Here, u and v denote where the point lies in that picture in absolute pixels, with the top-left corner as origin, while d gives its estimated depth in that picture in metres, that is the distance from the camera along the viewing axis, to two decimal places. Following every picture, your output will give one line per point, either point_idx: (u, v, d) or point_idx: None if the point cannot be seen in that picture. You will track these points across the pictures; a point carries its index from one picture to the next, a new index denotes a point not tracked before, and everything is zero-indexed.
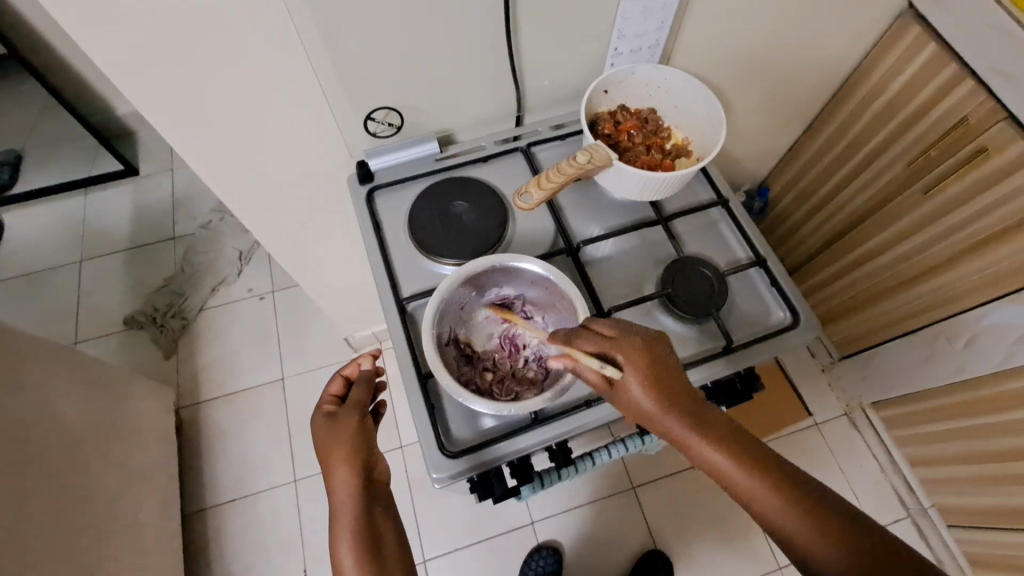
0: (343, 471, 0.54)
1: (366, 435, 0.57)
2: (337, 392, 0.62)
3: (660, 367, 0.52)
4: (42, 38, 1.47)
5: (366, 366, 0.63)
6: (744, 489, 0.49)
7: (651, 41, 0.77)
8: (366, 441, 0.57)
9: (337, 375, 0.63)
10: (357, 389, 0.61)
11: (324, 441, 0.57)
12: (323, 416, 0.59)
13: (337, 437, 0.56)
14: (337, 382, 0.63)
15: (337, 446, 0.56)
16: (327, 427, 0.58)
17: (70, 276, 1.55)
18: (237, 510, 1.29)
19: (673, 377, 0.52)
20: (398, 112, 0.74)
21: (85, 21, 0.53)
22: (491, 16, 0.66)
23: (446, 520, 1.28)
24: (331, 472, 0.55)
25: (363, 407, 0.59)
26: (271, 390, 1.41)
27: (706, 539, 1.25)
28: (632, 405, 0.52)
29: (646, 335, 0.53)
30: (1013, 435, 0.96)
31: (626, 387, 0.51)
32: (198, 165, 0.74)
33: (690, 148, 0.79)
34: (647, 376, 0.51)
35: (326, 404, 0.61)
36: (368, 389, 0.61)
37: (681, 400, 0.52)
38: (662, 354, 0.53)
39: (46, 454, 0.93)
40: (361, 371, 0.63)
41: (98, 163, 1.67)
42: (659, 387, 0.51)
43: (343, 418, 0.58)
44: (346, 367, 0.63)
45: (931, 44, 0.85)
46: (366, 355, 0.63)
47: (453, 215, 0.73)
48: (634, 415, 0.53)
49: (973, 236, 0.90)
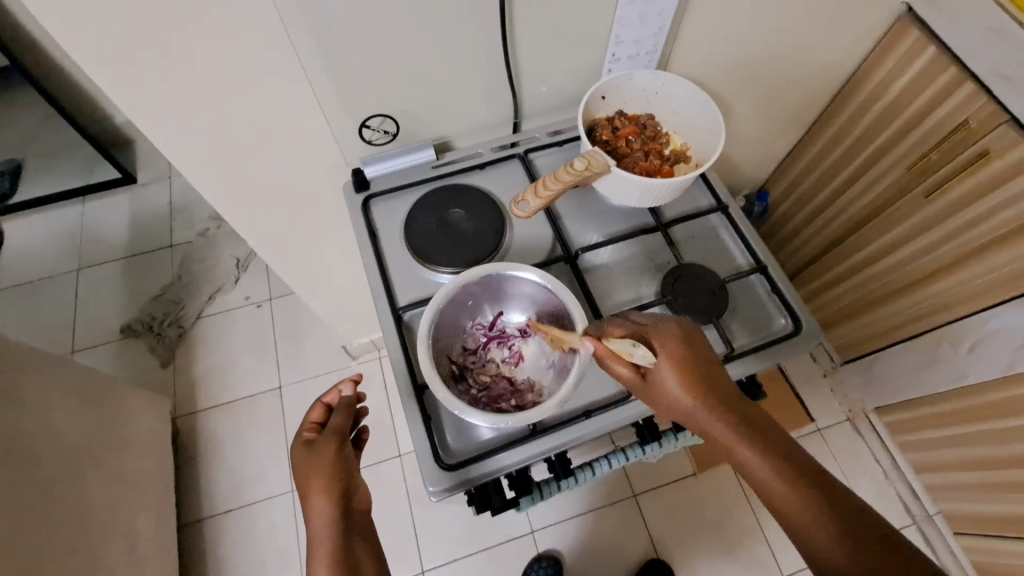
0: (321, 498, 0.53)
1: (344, 462, 0.56)
2: (318, 418, 0.61)
3: (694, 353, 0.52)
4: (39, 46, 1.46)
5: (347, 392, 0.63)
6: (766, 481, 0.48)
7: (648, 46, 0.76)
8: (343, 470, 0.55)
9: (318, 402, 0.62)
10: (336, 415, 0.60)
11: (302, 469, 0.56)
12: (302, 445, 0.58)
13: (314, 465, 0.55)
14: (317, 409, 0.62)
15: (314, 474, 0.54)
16: (305, 454, 0.56)
17: (67, 284, 1.54)
18: (234, 520, 1.28)
19: (707, 365, 0.52)
20: (394, 119, 0.73)
21: (77, 29, 0.53)
22: (487, 22, 0.65)
23: (445, 528, 1.26)
24: (309, 502, 0.53)
25: (341, 434, 0.58)
26: (268, 398, 1.40)
27: (707, 548, 1.23)
28: (665, 394, 0.52)
29: (680, 321, 0.54)
30: (1020, 441, 0.95)
31: (658, 374, 0.52)
32: (191, 173, 0.73)
33: (688, 154, 0.78)
34: (678, 365, 0.51)
35: (306, 431, 0.60)
36: (348, 415, 0.60)
37: (715, 387, 0.51)
38: (696, 344, 0.53)
39: (41, 465, 0.92)
40: (342, 398, 0.62)
41: (95, 171, 1.66)
42: (692, 375, 0.51)
43: (322, 445, 0.57)
44: (327, 395, 0.62)
45: (931, 47, 0.84)
46: (347, 381, 0.63)
47: (450, 222, 0.72)
48: (663, 406, 0.52)
49: (977, 239, 0.89)
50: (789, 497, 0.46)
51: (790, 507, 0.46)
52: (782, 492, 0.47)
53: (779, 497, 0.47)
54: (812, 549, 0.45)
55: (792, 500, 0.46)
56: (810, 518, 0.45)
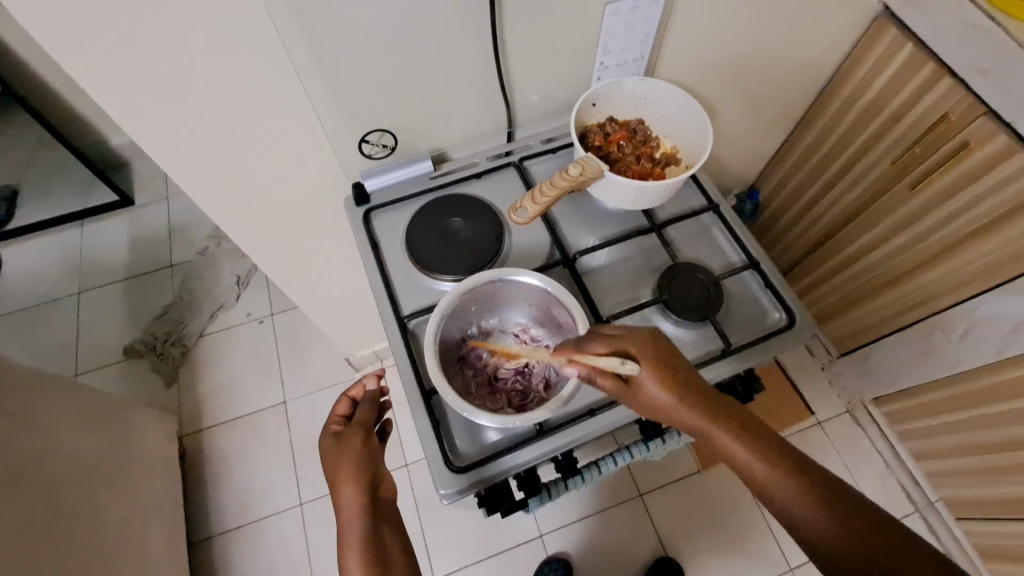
0: (351, 486, 0.54)
1: (372, 452, 0.58)
2: (344, 412, 0.63)
3: (669, 358, 0.54)
4: (35, 73, 1.48)
5: (372, 386, 0.65)
6: (752, 470, 0.50)
7: (635, 54, 0.79)
8: (371, 460, 0.57)
9: (343, 396, 0.64)
10: (363, 408, 0.62)
11: (331, 458, 0.57)
12: (330, 436, 0.59)
13: (345, 455, 0.57)
14: (343, 403, 0.63)
15: (344, 463, 0.56)
16: (335, 445, 0.58)
17: (68, 307, 1.55)
18: (243, 537, 1.28)
19: (686, 368, 0.54)
20: (392, 133, 0.76)
21: (86, 52, 0.55)
22: (479, 37, 0.67)
23: (455, 535, 1.27)
24: (339, 489, 0.55)
25: (369, 426, 0.60)
26: (272, 414, 1.41)
27: (715, 544, 1.24)
28: (651, 400, 0.53)
29: (651, 330, 0.56)
30: (1017, 424, 0.97)
31: (643, 381, 0.53)
32: (196, 192, 0.75)
33: (679, 156, 0.80)
34: (660, 370, 0.53)
35: (333, 423, 0.61)
36: (373, 409, 0.62)
37: (695, 384, 0.53)
38: (669, 349, 0.55)
39: (52, 487, 0.93)
40: (367, 392, 0.64)
41: (93, 195, 1.67)
42: (674, 379, 0.53)
43: (350, 436, 0.59)
44: (352, 388, 0.64)
45: (909, 44, 0.87)
46: (371, 375, 0.65)
47: (450, 231, 0.74)
48: (652, 411, 0.54)
49: (963, 228, 0.91)
50: (774, 481, 0.49)
51: (778, 491, 0.48)
52: (773, 479, 0.49)
53: (763, 481, 0.49)
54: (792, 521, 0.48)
55: (784, 488, 0.48)
56: (793, 499, 0.48)
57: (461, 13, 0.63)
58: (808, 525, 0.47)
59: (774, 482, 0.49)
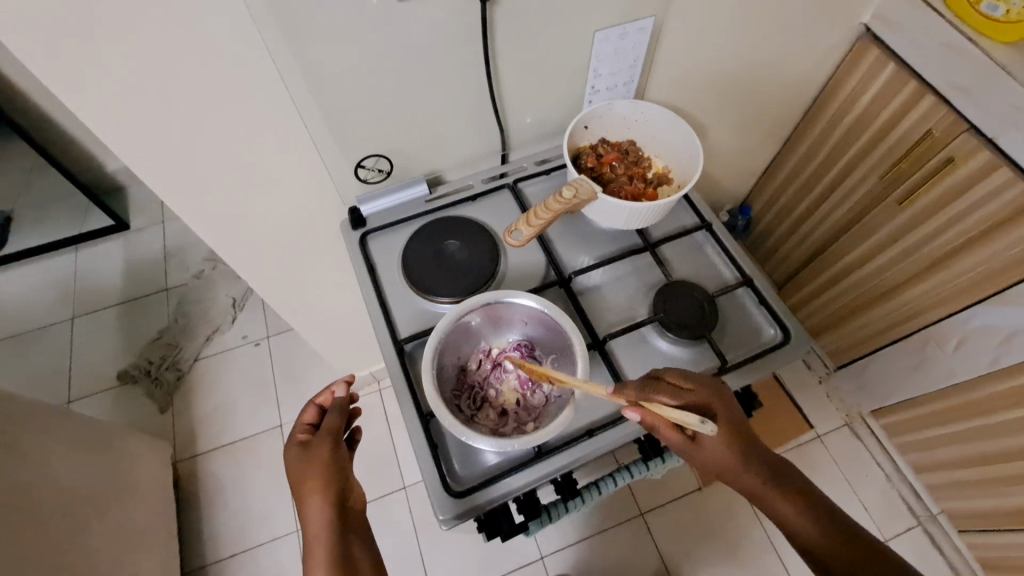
0: (315, 500, 0.54)
1: (339, 463, 0.57)
2: (311, 420, 0.62)
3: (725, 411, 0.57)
4: (31, 101, 1.49)
5: (340, 393, 0.63)
6: (785, 514, 0.56)
7: (625, 78, 0.81)
8: (339, 471, 0.56)
9: (311, 404, 0.62)
10: (330, 416, 0.60)
11: (297, 470, 0.56)
12: (296, 447, 0.58)
13: (310, 469, 0.56)
14: (311, 410, 0.62)
15: (311, 476, 0.55)
16: (301, 457, 0.57)
17: (61, 333, 1.54)
18: (238, 565, 1.26)
19: (736, 419, 0.57)
20: (387, 158, 0.77)
21: (84, 82, 0.56)
22: (471, 63, 0.69)
23: (455, 559, 1.25)
24: (304, 505, 0.54)
25: (337, 435, 0.58)
26: (269, 437, 1.40)
27: (718, 563, 1.23)
28: (706, 451, 0.56)
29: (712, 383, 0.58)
30: (1013, 434, 0.97)
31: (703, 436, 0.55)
32: (189, 216, 0.75)
33: (670, 176, 0.82)
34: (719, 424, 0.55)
35: (300, 433, 0.60)
36: (342, 416, 0.61)
37: (739, 436, 0.57)
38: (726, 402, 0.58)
39: (44, 516, 0.91)
40: (335, 399, 0.62)
41: (87, 221, 1.67)
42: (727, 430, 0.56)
43: (316, 447, 0.57)
44: (319, 396, 0.62)
45: (890, 64, 0.89)
46: (340, 382, 0.63)
47: (446, 254, 0.74)
48: (707, 461, 0.57)
49: (951, 241, 0.93)
50: (805, 525, 0.56)
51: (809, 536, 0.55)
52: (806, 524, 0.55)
53: (792, 524, 0.56)
54: (799, 542, 0.56)
55: (808, 529, 0.55)
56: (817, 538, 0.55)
57: (453, 39, 0.65)
58: (815, 545, 0.55)
59: (806, 527, 0.55)
